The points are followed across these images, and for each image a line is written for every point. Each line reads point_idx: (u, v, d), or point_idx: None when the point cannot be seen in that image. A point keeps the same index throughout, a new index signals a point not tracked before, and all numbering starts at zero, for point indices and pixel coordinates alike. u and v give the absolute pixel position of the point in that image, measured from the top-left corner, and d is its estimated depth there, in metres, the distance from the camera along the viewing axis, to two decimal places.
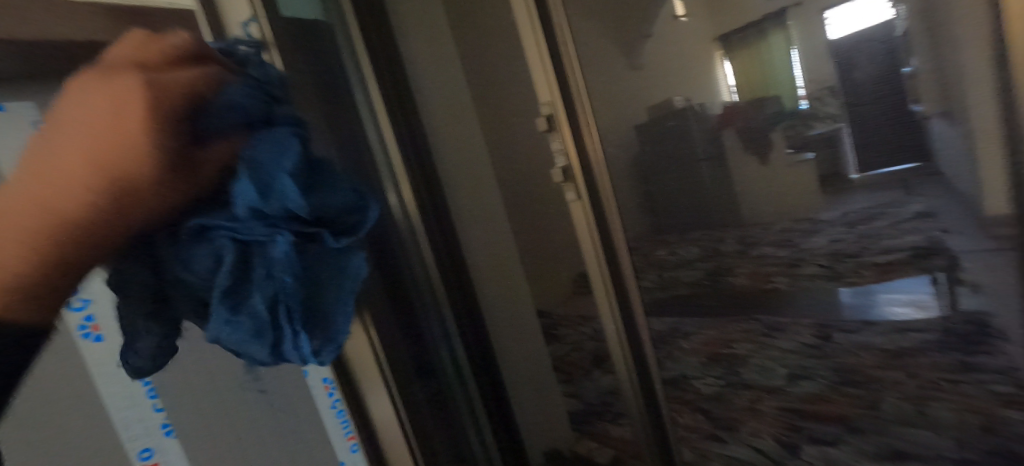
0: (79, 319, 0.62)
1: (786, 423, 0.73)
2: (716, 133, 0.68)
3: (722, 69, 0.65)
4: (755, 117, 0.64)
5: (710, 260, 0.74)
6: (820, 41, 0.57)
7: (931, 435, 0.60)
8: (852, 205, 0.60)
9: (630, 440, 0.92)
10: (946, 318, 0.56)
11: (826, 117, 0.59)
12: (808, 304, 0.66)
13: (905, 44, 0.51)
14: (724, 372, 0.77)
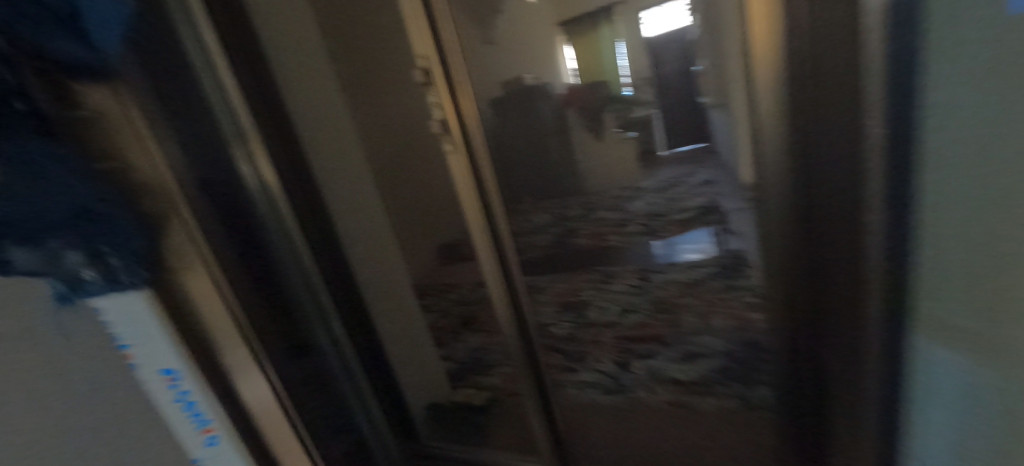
0: None
1: (620, 347, 0.85)
2: (560, 110, 0.74)
3: (564, 53, 0.70)
4: (592, 98, 0.72)
5: (559, 225, 0.81)
6: (639, 38, 0.66)
7: (712, 338, 0.76)
8: (660, 176, 0.72)
9: (504, 381, 0.97)
10: (719, 254, 0.71)
11: (643, 104, 0.70)
12: (632, 255, 0.78)
13: (694, 48, 0.62)
14: (572, 318, 0.86)
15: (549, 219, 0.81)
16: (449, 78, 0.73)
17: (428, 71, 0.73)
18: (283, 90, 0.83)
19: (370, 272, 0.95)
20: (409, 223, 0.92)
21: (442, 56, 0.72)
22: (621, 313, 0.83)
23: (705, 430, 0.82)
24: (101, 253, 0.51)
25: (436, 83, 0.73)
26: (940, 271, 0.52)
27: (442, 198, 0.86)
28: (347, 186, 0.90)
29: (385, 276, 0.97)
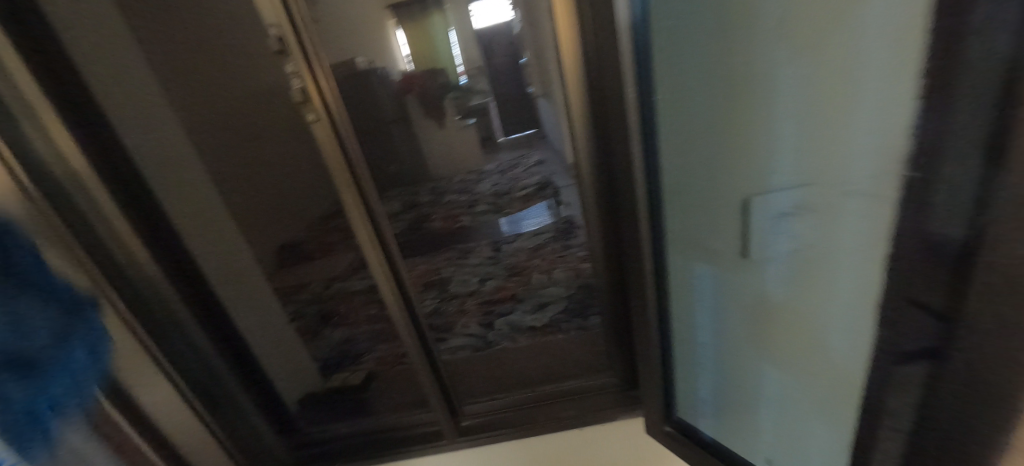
0: None
1: (483, 311, 0.91)
2: (400, 97, 0.79)
3: (396, 36, 0.75)
4: (431, 85, 0.78)
5: (411, 211, 0.85)
6: (469, 29, 0.74)
7: (557, 287, 0.88)
8: (502, 160, 0.83)
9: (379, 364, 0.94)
10: (556, 222, 0.84)
11: (479, 92, 0.79)
12: (484, 230, 0.87)
13: (521, 40, 0.72)
14: (436, 295, 0.91)
15: (399, 208, 0.84)
16: (305, 47, 0.64)
17: (281, 40, 0.63)
18: (79, 66, 0.67)
19: (228, 275, 0.84)
20: (254, 216, 0.86)
21: (298, 24, 0.62)
22: (479, 281, 0.90)
23: (565, 363, 0.90)
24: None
25: (293, 55, 0.64)
26: (683, 224, 0.58)
27: (289, 190, 0.85)
28: (186, 183, 0.79)
29: (245, 277, 0.86)
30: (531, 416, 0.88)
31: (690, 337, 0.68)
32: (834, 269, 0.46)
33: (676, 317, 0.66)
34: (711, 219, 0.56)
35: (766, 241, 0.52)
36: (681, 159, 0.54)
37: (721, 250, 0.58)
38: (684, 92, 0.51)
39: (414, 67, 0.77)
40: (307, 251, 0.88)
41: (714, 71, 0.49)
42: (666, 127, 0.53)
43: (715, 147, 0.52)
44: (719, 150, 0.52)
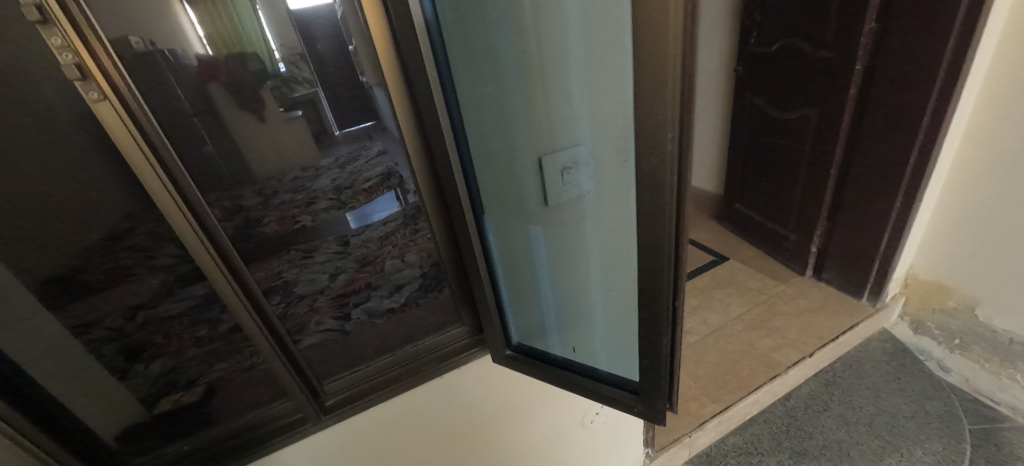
0: None
1: (337, 305, 0.74)
2: (200, 86, 0.58)
3: (183, 12, 0.56)
4: (240, 73, 0.61)
5: (229, 217, 0.62)
6: (281, 8, 0.60)
7: (411, 268, 0.77)
8: (338, 152, 0.70)
9: (213, 388, 0.70)
10: (406, 208, 0.73)
11: (304, 81, 0.64)
12: (329, 224, 0.70)
13: (346, 26, 0.61)
14: (279, 302, 0.70)
15: (219, 215, 0.62)
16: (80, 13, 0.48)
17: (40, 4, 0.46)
18: None
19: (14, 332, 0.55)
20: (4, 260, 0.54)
21: None
22: (330, 278, 0.73)
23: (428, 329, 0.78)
24: None
25: (60, 25, 0.47)
26: (493, 182, 0.68)
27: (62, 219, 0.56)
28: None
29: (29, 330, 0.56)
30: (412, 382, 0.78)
31: (532, 290, 0.78)
32: (621, 196, 0.59)
33: (512, 273, 0.75)
34: (526, 183, 0.68)
35: (571, 192, 0.66)
36: (492, 135, 0.64)
37: (538, 209, 0.70)
38: (486, 79, 0.61)
39: (214, 51, 0.58)
40: (91, 281, 0.59)
41: (506, 60, 0.60)
42: (472, 111, 0.62)
43: (521, 121, 0.64)
44: (524, 124, 0.64)
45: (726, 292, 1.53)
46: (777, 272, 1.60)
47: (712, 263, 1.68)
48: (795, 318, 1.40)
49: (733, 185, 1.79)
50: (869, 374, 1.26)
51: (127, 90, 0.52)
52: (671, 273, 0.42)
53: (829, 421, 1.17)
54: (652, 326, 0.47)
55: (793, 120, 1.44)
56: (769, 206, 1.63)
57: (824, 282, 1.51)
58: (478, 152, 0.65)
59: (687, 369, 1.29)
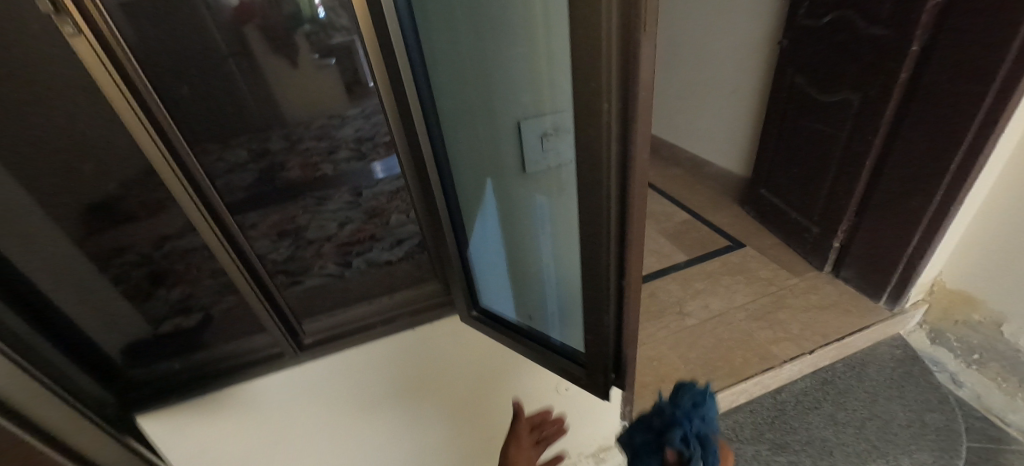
0: None
1: (341, 250, 0.89)
2: (237, 25, 0.75)
3: None
4: (272, 14, 0.76)
5: (257, 161, 0.86)
6: None
7: (401, 221, 0.90)
8: (367, 105, 0.82)
9: (228, 310, 0.80)
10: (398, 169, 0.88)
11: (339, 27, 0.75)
12: (351, 173, 0.90)
13: None
14: (291, 243, 0.88)
15: (250, 154, 0.86)
16: None
17: None
18: None
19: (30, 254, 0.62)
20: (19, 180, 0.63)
21: None
22: (338, 226, 0.91)
23: (411, 282, 0.81)
24: None
25: None
26: (479, 140, 0.64)
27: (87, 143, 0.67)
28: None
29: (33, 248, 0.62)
30: (390, 334, 0.77)
31: (535, 260, 0.71)
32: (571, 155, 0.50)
33: (515, 235, 0.72)
34: (505, 149, 0.62)
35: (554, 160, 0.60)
36: (467, 97, 0.60)
37: (514, 179, 0.64)
38: (479, 17, 0.53)
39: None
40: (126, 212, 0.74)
41: None
42: (458, 59, 0.57)
43: (504, 77, 0.57)
44: (505, 87, 0.57)
45: (735, 280, 1.49)
46: (793, 264, 1.53)
47: (726, 249, 1.63)
48: (803, 313, 1.35)
49: (760, 169, 1.70)
50: (871, 378, 1.22)
51: (109, 30, 0.46)
52: (611, 252, 0.42)
53: (817, 419, 1.14)
54: (598, 303, 0.47)
55: (834, 103, 1.33)
56: (796, 194, 1.54)
57: (842, 280, 1.44)
58: (465, 104, 0.61)
59: (680, 351, 1.28)
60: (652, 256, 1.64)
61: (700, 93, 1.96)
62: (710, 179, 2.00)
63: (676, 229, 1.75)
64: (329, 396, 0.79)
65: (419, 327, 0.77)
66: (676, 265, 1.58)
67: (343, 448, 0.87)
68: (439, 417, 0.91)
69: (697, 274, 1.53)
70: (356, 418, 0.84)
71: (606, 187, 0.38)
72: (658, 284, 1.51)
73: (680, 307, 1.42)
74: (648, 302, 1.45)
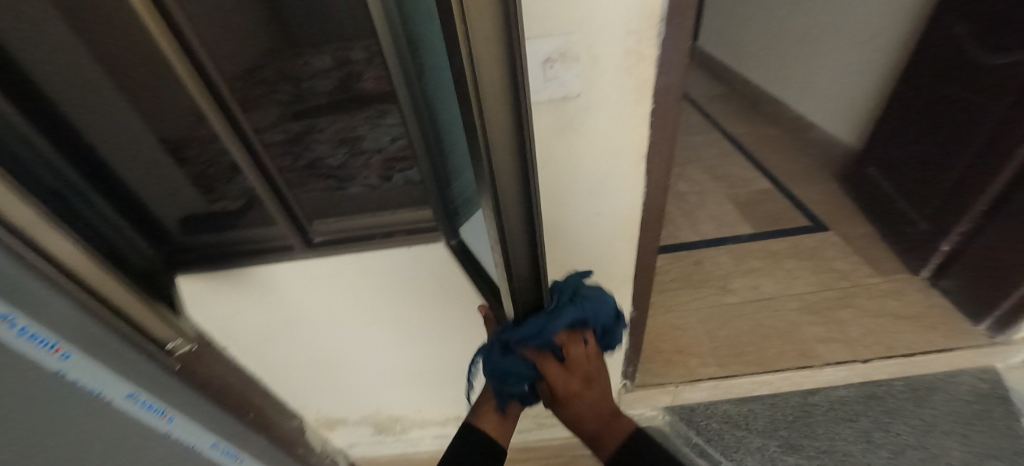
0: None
1: (384, 162, 0.98)
2: None
3: None
4: None
5: (339, 70, 0.91)
6: None
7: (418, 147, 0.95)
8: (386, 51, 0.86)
9: (254, 220, 0.84)
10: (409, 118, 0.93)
11: None
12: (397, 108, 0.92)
13: None
14: (348, 149, 1.00)
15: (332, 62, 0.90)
16: None
17: None
18: None
19: (91, 116, 0.72)
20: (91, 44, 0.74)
21: None
22: (390, 141, 0.98)
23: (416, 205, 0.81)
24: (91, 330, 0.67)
25: None
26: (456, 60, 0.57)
27: None
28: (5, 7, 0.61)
29: (107, 128, 0.74)
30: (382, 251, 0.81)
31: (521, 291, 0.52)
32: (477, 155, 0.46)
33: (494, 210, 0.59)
34: None
35: (552, 91, 0.57)
36: (424, 19, 0.51)
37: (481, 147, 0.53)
38: None
39: None
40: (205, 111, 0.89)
41: None
42: None
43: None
44: None
45: (800, 265, 1.32)
46: (881, 261, 1.31)
47: (802, 229, 1.43)
48: (871, 317, 1.18)
49: (875, 143, 1.41)
50: (934, 406, 1.04)
51: None
52: (508, 213, 0.40)
53: (847, 433, 1.02)
54: (505, 262, 0.46)
55: (994, 68, 1.03)
56: (912, 180, 1.27)
57: (939, 291, 1.21)
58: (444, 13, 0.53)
59: (708, 327, 1.20)
60: (711, 222, 1.49)
61: (825, 40, 1.62)
62: (813, 145, 1.72)
63: (751, 197, 1.56)
64: (342, 293, 0.87)
65: (413, 247, 0.79)
66: (736, 237, 1.43)
67: (352, 341, 0.98)
68: (437, 336, 0.97)
69: (757, 251, 1.38)
70: (361, 320, 0.93)
71: (484, 139, 0.34)
72: (707, 254, 1.39)
73: (724, 282, 1.30)
74: (690, 269, 1.35)
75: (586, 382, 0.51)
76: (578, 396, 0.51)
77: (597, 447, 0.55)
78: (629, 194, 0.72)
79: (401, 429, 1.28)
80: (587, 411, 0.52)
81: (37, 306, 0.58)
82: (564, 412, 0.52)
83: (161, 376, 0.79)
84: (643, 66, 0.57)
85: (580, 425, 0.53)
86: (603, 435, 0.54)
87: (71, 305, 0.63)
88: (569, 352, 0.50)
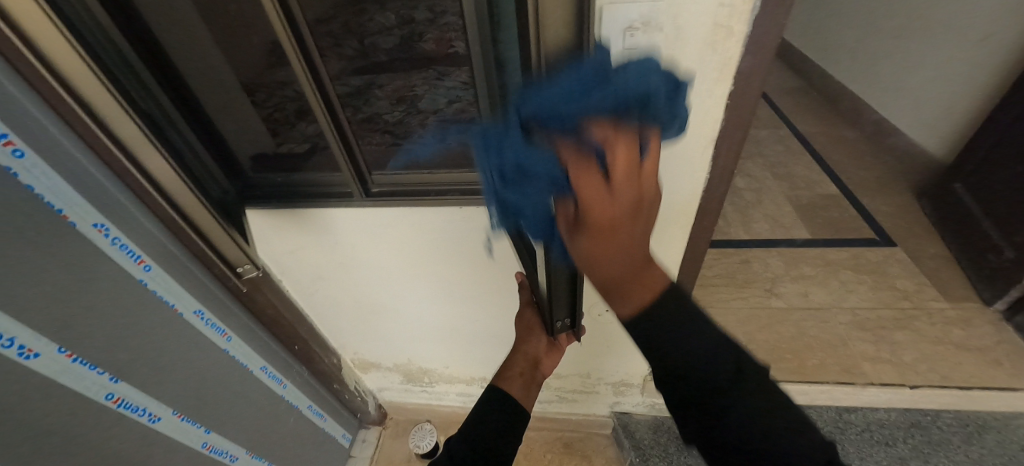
0: (90, 223, 0.64)
1: (441, 122, 1.02)
2: None
3: None
4: None
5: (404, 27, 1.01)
6: None
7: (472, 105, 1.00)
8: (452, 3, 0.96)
9: (318, 163, 0.89)
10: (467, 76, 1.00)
11: None
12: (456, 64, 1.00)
13: None
14: (406, 108, 1.05)
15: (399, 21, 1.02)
16: None
17: None
18: None
19: (186, 48, 0.76)
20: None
21: None
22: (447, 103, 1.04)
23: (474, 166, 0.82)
24: (176, 252, 0.78)
25: None
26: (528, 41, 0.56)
27: None
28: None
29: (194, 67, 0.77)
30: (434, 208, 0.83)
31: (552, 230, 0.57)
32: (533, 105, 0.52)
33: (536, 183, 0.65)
34: None
35: None
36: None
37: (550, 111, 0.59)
38: None
39: None
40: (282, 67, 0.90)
41: None
42: None
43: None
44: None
45: (858, 278, 1.25)
46: (949, 286, 1.22)
47: (866, 241, 1.34)
48: (928, 343, 1.10)
49: (967, 156, 1.28)
50: (985, 445, 0.96)
51: None
52: None
53: (880, 456, 0.97)
54: None
55: None
56: (1004, 204, 1.16)
57: (1011, 327, 1.12)
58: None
59: (748, 329, 1.17)
60: (767, 222, 1.42)
61: (928, 37, 1.46)
62: (892, 154, 1.59)
63: (814, 201, 1.47)
64: (393, 243, 0.91)
65: (465, 208, 0.81)
66: (791, 240, 1.36)
67: (395, 291, 1.02)
68: (475, 297, 1.00)
69: (813, 258, 1.31)
70: (406, 272, 0.97)
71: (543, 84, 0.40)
72: (757, 254, 1.34)
73: (771, 285, 1.26)
74: (737, 268, 1.31)
75: (624, 208, 0.37)
76: (615, 222, 0.37)
77: (614, 295, 0.42)
78: (690, 180, 0.70)
79: (429, 382, 1.34)
80: (618, 246, 0.39)
81: (128, 220, 0.70)
82: (587, 240, 0.38)
83: (227, 302, 0.91)
84: (730, 42, 0.55)
85: (601, 266, 0.40)
86: (626, 285, 0.42)
87: (158, 225, 0.75)
88: (614, 165, 0.35)
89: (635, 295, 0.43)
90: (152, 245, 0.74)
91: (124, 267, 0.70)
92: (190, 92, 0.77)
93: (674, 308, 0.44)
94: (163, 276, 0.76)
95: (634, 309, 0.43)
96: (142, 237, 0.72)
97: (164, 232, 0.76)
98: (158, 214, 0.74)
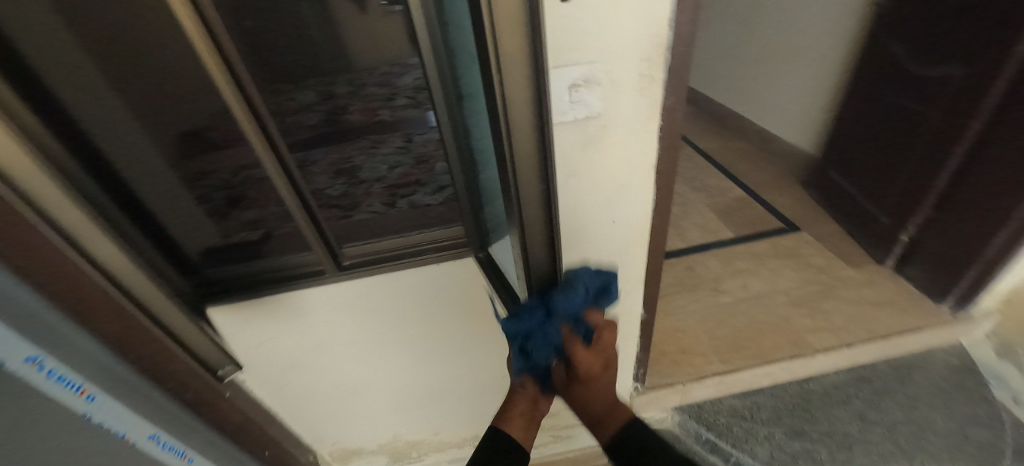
0: (24, 356, 0.49)
1: (388, 189, 1.14)
2: None
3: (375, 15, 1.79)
4: None
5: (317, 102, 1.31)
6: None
7: (411, 166, 1.22)
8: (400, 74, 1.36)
9: (280, 247, 0.89)
10: (413, 141, 1.27)
11: None
12: (404, 125, 1.27)
13: None
14: (347, 180, 1.18)
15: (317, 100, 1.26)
16: None
17: None
18: None
19: (118, 148, 0.77)
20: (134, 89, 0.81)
21: None
22: (388, 170, 1.22)
23: (436, 220, 0.92)
24: (118, 369, 0.62)
25: None
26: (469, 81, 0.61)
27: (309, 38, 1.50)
28: (53, 57, 0.69)
29: (139, 162, 0.80)
30: (404, 274, 0.85)
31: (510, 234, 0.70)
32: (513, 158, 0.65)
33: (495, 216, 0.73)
34: None
35: (577, 112, 0.65)
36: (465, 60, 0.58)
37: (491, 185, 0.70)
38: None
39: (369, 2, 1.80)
40: (215, 140, 0.95)
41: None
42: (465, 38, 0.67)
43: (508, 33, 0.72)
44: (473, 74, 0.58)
45: (782, 263, 1.43)
46: (850, 255, 1.44)
47: (779, 230, 1.54)
48: (851, 306, 1.28)
49: (834, 147, 1.56)
50: (916, 384, 1.17)
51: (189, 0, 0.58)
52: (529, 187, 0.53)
53: (844, 414, 1.13)
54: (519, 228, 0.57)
55: (930, 78, 1.19)
56: (870, 179, 1.42)
57: (905, 278, 1.34)
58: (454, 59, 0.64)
59: (708, 327, 1.28)
60: (697, 230, 1.59)
61: (782, 61, 1.79)
62: (777, 155, 1.88)
63: (730, 205, 1.68)
64: (368, 314, 0.90)
65: (443, 263, 0.84)
66: (720, 241, 1.53)
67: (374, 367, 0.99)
68: (456, 353, 1.01)
69: (742, 253, 1.48)
70: (384, 343, 0.95)
71: (508, 122, 0.47)
72: (697, 258, 1.48)
73: (716, 283, 1.39)
74: (683, 274, 1.44)
75: (605, 365, 0.60)
76: (600, 376, 0.60)
77: (596, 426, 0.65)
78: (640, 205, 0.79)
79: (418, 456, 1.26)
80: (600, 394, 0.62)
81: (61, 344, 0.55)
82: (585, 393, 0.60)
83: (184, 417, 0.75)
84: (654, 87, 0.66)
85: (591, 406, 0.62)
86: (604, 415, 0.64)
87: (96, 345, 0.60)
88: (601, 337, 0.59)
89: (607, 425, 0.65)
90: (94, 364, 0.59)
91: (69, 395, 0.54)
92: (130, 189, 0.78)
93: (632, 426, 0.67)
94: (115, 399, 0.61)
95: (609, 435, 0.66)
96: (83, 359, 0.57)
97: (106, 346, 0.61)
98: (101, 328, 0.60)
